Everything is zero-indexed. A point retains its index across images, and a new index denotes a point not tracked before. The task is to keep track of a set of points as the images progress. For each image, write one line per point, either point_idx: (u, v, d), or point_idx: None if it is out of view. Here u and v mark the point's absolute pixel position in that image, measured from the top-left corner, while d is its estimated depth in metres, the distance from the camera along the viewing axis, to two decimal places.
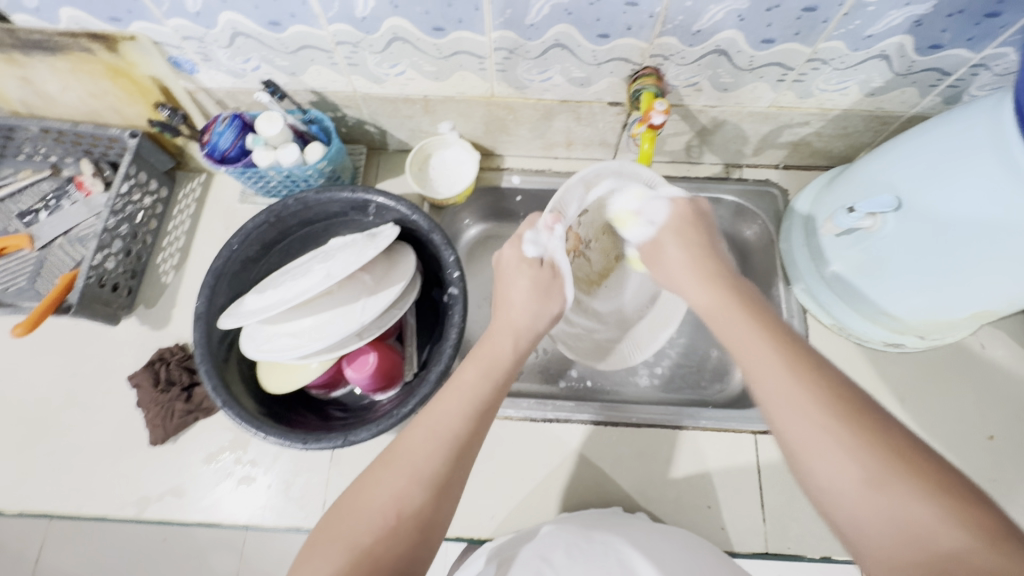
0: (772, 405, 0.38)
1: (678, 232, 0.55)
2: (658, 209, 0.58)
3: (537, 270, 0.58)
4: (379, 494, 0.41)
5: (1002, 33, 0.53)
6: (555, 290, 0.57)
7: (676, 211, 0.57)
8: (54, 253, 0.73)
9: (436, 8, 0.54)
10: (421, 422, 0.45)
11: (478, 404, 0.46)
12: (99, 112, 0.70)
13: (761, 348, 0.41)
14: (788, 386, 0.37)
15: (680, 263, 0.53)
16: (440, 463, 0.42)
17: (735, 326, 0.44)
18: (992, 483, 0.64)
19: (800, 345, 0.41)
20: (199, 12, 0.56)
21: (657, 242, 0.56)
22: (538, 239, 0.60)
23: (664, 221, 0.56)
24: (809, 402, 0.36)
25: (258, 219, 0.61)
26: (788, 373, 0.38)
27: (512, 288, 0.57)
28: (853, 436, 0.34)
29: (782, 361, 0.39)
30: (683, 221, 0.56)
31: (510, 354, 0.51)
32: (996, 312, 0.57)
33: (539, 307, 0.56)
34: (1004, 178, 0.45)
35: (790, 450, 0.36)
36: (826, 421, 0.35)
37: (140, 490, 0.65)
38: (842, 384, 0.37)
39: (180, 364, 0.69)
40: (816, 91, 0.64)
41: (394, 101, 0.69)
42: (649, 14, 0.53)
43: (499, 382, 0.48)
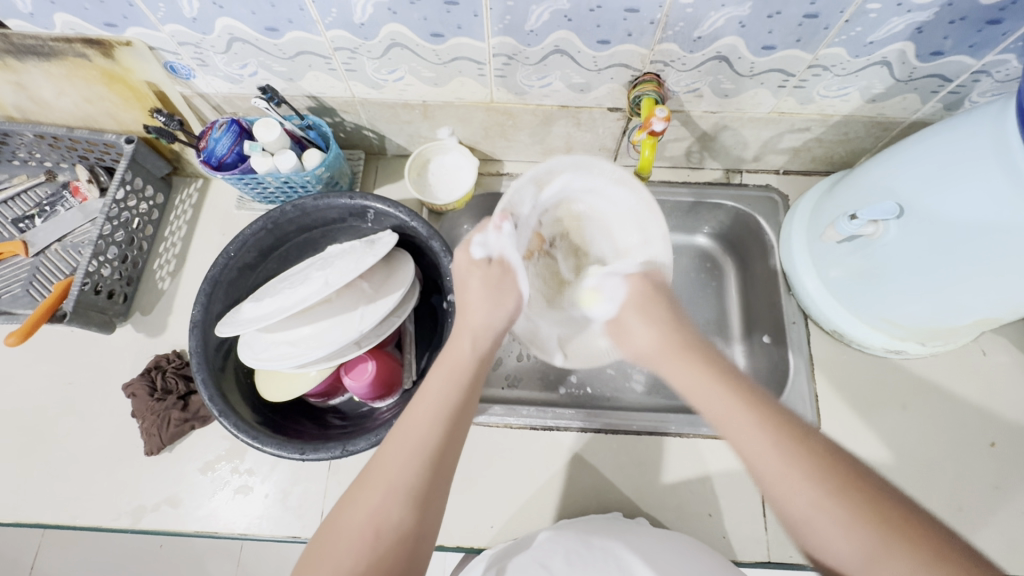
0: (768, 482, 0.38)
1: (640, 309, 0.53)
2: (618, 286, 0.57)
3: (485, 270, 0.55)
4: (358, 513, 0.40)
5: (1003, 41, 0.53)
6: (510, 286, 0.55)
7: (635, 288, 0.55)
8: (49, 259, 0.72)
9: (435, 14, 0.53)
10: (394, 436, 0.44)
11: (447, 410, 0.45)
12: (95, 118, 0.69)
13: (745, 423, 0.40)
14: (779, 467, 0.38)
15: (646, 331, 0.50)
16: (414, 475, 0.42)
17: (712, 398, 0.43)
18: (993, 490, 0.64)
19: (784, 415, 0.40)
20: (195, 18, 0.55)
21: (619, 320, 0.54)
22: (486, 241, 0.57)
23: (624, 299, 0.55)
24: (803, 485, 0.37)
25: (255, 226, 0.61)
26: (774, 450, 0.38)
27: (465, 291, 0.55)
28: (847, 515, 0.35)
29: (766, 434, 0.39)
30: (642, 294, 0.55)
31: (471, 354, 0.50)
32: (998, 318, 0.57)
33: (493, 305, 0.53)
34: (1006, 186, 0.45)
35: (794, 529, 0.37)
36: (819, 499, 0.36)
37: (136, 499, 0.65)
38: (830, 453, 0.38)
39: (177, 372, 0.68)
40: (816, 97, 0.63)
41: (393, 106, 0.69)
42: (649, 20, 0.53)
43: (465, 385, 0.47)
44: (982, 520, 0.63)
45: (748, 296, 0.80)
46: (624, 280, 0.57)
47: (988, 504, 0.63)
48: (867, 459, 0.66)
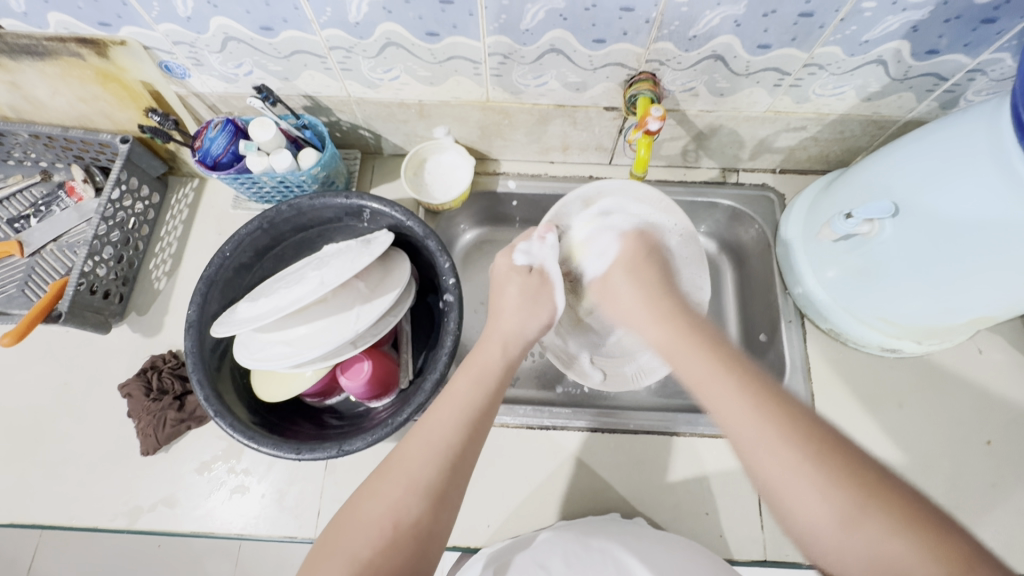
0: (745, 442, 0.40)
1: (629, 268, 0.62)
2: (609, 244, 0.66)
3: (526, 277, 0.61)
4: (377, 504, 0.41)
5: (998, 39, 0.53)
6: (546, 297, 0.60)
7: (628, 248, 0.65)
8: (44, 259, 0.72)
9: (429, 13, 0.53)
10: (418, 431, 0.45)
11: (472, 410, 0.46)
12: (90, 118, 0.69)
13: (743, 413, 0.41)
14: (757, 425, 0.40)
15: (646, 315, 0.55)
16: (433, 471, 0.42)
17: (695, 363, 0.46)
18: (989, 488, 0.64)
19: (766, 384, 0.42)
20: (189, 17, 0.55)
21: (607, 278, 0.63)
22: (530, 249, 0.63)
23: (616, 256, 0.64)
24: (802, 469, 0.36)
25: (251, 226, 0.61)
26: (754, 410, 0.40)
27: (503, 297, 0.59)
28: (824, 478, 0.36)
29: (747, 398, 0.41)
30: (633, 257, 0.64)
31: (500, 359, 0.52)
32: (993, 317, 0.57)
33: (529, 316, 0.58)
34: (1001, 184, 0.45)
35: (770, 493, 0.38)
36: (796, 461, 0.37)
37: (133, 500, 0.64)
38: (810, 420, 0.39)
39: (173, 372, 0.68)
40: (812, 96, 0.63)
41: (389, 105, 0.69)
42: (644, 19, 0.53)
43: (492, 390, 0.49)
44: (977, 519, 0.63)
45: (745, 295, 0.80)
46: (617, 242, 0.66)
47: (984, 502, 0.63)
48: None
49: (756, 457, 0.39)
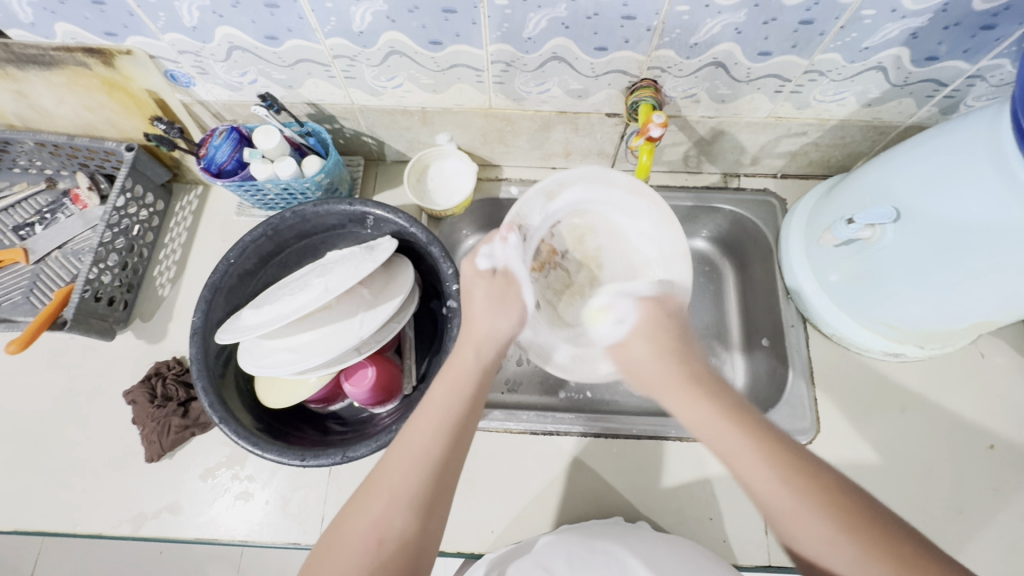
0: (774, 512, 0.39)
1: (648, 336, 0.53)
2: (628, 309, 0.58)
3: (490, 280, 0.56)
4: (361, 521, 0.40)
5: (997, 46, 0.53)
6: (513, 296, 0.56)
7: (646, 315, 0.56)
8: (49, 266, 0.73)
9: (433, 22, 0.54)
10: (398, 445, 0.44)
11: (451, 421, 0.46)
12: (95, 126, 0.69)
13: (750, 460, 0.40)
14: (790, 505, 0.38)
15: (651, 357, 0.51)
16: (418, 483, 0.42)
17: (716, 430, 0.42)
18: (993, 493, 0.64)
19: (794, 454, 0.40)
20: (195, 27, 0.55)
21: (625, 345, 0.54)
22: (493, 252, 0.58)
23: (634, 323, 0.55)
24: (812, 519, 0.37)
25: (255, 233, 0.61)
26: (784, 486, 0.38)
27: (470, 302, 0.56)
28: (859, 552, 0.35)
29: (775, 469, 0.39)
30: (651, 323, 0.54)
31: (474, 365, 0.51)
32: (994, 322, 0.57)
33: (497, 316, 0.54)
34: (1001, 191, 0.46)
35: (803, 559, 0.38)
36: (831, 535, 0.36)
37: (136, 507, 0.64)
38: (841, 490, 0.38)
39: (177, 379, 0.68)
40: (813, 102, 0.64)
41: (392, 113, 0.69)
42: (646, 27, 0.53)
43: (469, 396, 0.48)
44: (981, 523, 0.63)
45: (747, 299, 0.80)
46: (634, 308, 0.57)
47: (988, 507, 0.63)
48: (867, 462, 0.66)
49: (789, 530, 0.38)
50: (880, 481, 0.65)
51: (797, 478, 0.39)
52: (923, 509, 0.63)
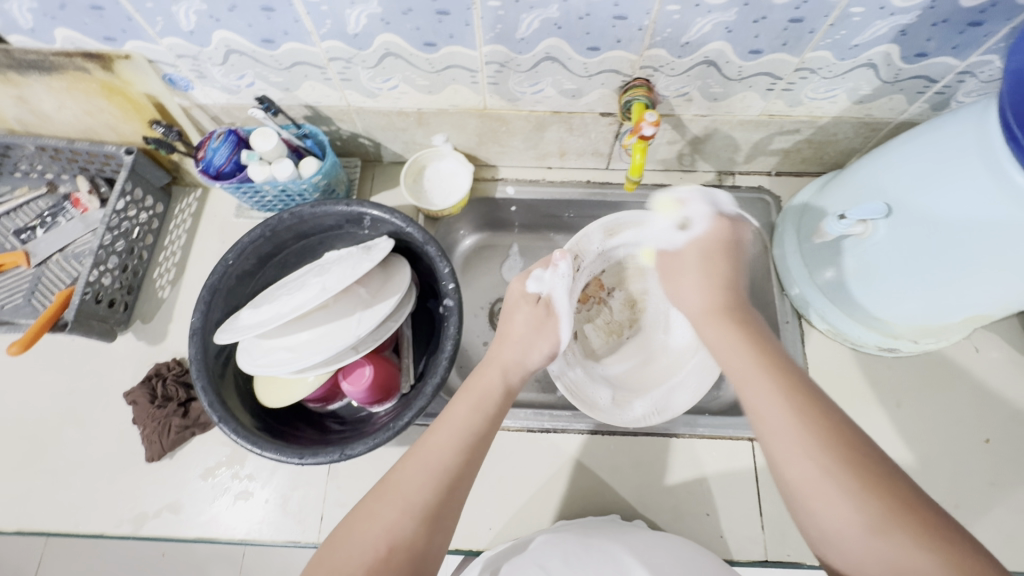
0: (770, 432, 0.40)
1: (705, 253, 0.57)
2: (703, 211, 0.63)
3: (534, 306, 0.60)
4: (373, 527, 0.41)
5: (986, 41, 0.54)
6: (550, 329, 0.60)
7: (720, 231, 0.59)
8: (50, 269, 0.73)
9: (427, 24, 0.54)
10: (414, 453, 0.45)
11: (469, 436, 0.46)
12: (95, 130, 0.70)
13: (765, 383, 0.42)
14: (791, 425, 0.39)
15: (694, 278, 0.56)
16: (430, 494, 0.42)
17: (741, 357, 0.45)
18: (988, 486, 0.64)
19: (808, 390, 0.41)
20: (192, 31, 0.56)
21: (679, 258, 0.59)
22: (542, 277, 0.63)
23: (700, 235, 0.59)
24: (811, 446, 0.38)
25: (253, 234, 0.62)
26: (791, 411, 0.39)
27: (511, 323, 0.60)
28: (855, 485, 0.35)
29: (787, 399, 0.40)
30: (714, 242, 0.58)
31: (499, 385, 0.52)
32: (989, 315, 0.57)
33: (532, 345, 0.58)
34: (991, 184, 0.46)
35: (791, 488, 0.38)
36: (826, 463, 0.37)
37: (138, 507, 0.65)
38: (846, 428, 0.38)
39: (177, 379, 0.68)
40: (805, 99, 0.64)
41: (388, 114, 0.70)
42: (637, 27, 0.54)
43: (491, 415, 0.49)
44: (977, 517, 0.63)
45: None
46: (710, 220, 0.61)
47: (983, 501, 0.63)
48: None
49: (783, 453, 0.39)
50: None
51: (807, 410, 0.40)
52: None
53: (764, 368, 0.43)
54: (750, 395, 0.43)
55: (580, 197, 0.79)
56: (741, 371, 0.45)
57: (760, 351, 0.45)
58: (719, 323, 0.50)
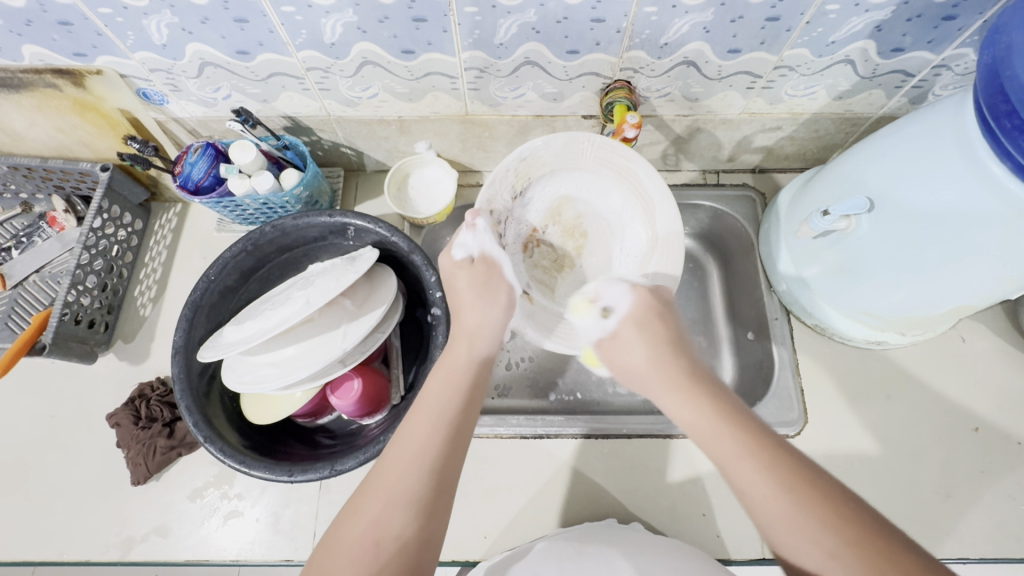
0: (766, 519, 0.37)
1: (640, 323, 0.49)
2: (619, 296, 0.53)
3: (471, 268, 0.57)
4: (359, 523, 0.40)
5: (960, 35, 0.54)
6: (497, 279, 0.57)
7: (641, 300, 0.51)
8: (27, 291, 0.72)
9: (404, 31, 0.54)
10: (394, 443, 0.44)
11: (447, 415, 0.45)
12: (69, 147, 0.68)
13: (750, 466, 0.38)
14: (793, 512, 0.36)
15: (640, 358, 0.47)
16: (416, 483, 0.41)
17: (720, 439, 0.40)
18: (980, 475, 0.64)
19: (795, 463, 0.38)
20: (165, 44, 0.55)
21: (615, 336, 0.50)
22: (466, 241, 0.59)
23: (625, 310, 0.51)
24: (814, 529, 0.35)
25: (234, 249, 0.61)
26: (787, 495, 0.37)
27: (456, 293, 0.56)
28: (865, 568, 0.33)
29: (777, 482, 0.37)
30: (642, 316, 0.50)
31: (469, 358, 0.50)
32: (972, 306, 0.58)
33: (483, 303, 0.54)
34: (968, 175, 0.47)
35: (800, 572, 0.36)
36: (833, 546, 0.35)
37: (125, 531, 0.64)
38: (844, 503, 0.36)
39: (161, 400, 0.67)
40: (785, 96, 0.65)
41: (369, 123, 0.69)
42: (616, 29, 0.53)
43: (465, 390, 0.47)
44: (968, 506, 0.63)
45: (731, 294, 0.80)
46: (627, 296, 0.53)
47: (975, 490, 0.64)
48: (856, 450, 0.67)
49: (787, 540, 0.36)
50: (870, 468, 0.66)
51: (801, 488, 0.37)
52: (911, 493, 0.64)
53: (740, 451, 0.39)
54: (737, 479, 0.39)
55: None
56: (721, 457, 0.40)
57: (739, 427, 0.40)
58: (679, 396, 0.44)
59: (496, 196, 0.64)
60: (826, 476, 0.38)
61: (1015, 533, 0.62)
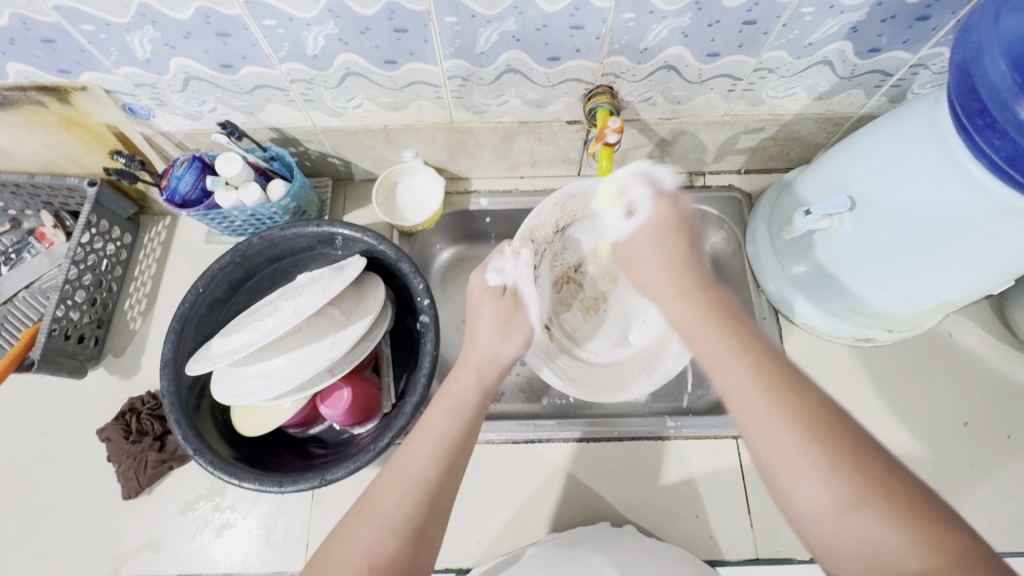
0: (742, 414, 0.37)
1: (655, 237, 0.51)
2: (641, 204, 0.54)
3: (500, 299, 0.56)
4: (354, 547, 0.40)
5: (935, 35, 0.55)
6: (520, 319, 0.56)
7: (658, 213, 0.52)
8: (16, 307, 0.72)
9: (386, 42, 0.54)
10: (392, 466, 0.44)
11: (447, 444, 0.45)
12: (56, 163, 0.69)
13: (735, 365, 0.39)
14: (766, 411, 0.36)
15: (659, 257, 0.49)
16: (411, 509, 0.41)
17: (706, 343, 0.42)
18: (969, 469, 0.65)
19: (781, 367, 0.38)
20: (149, 60, 0.56)
21: (630, 245, 0.52)
22: (503, 268, 0.59)
23: (643, 221, 0.52)
24: (785, 426, 0.35)
25: (222, 261, 0.61)
26: (763, 395, 0.37)
27: (477, 321, 0.55)
28: (829, 464, 0.33)
29: (757, 382, 0.38)
30: (663, 225, 0.51)
31: (475, 386, 0.49)
32: (956, 302, 0.58)
33: (505, 339, 0.54)
34: (946, 174, 0.47)
35: (767, 473, 0.36)
36: (802, 445, 0.34)
37: (117, 546, 0.63)
38: (820, 406, 0.36)
39: (152, 413, 0.67)
40: (766, 98, 0.65)
41: (355, 132, 0.70)
42: (595, 36, 0.54)
43: (468, 418, 0.47)
44: (959, 501, 0.64)
45: None
46: (649, 204, 0.54)
47: (965, 485, 0.64)
48: None
49: (758, 438, 0.36)
50: None
51: (779, 391, 0.37)
52: None
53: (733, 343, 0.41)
54: (721, 378, 0.40)
55: None
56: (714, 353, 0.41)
57: (729, 333, 0.41)
58: (683, 298, 0.46)
59: (540, 225, 0.67)
60: (813, 387, 0.37)
61: (1006, 526, 0.62)
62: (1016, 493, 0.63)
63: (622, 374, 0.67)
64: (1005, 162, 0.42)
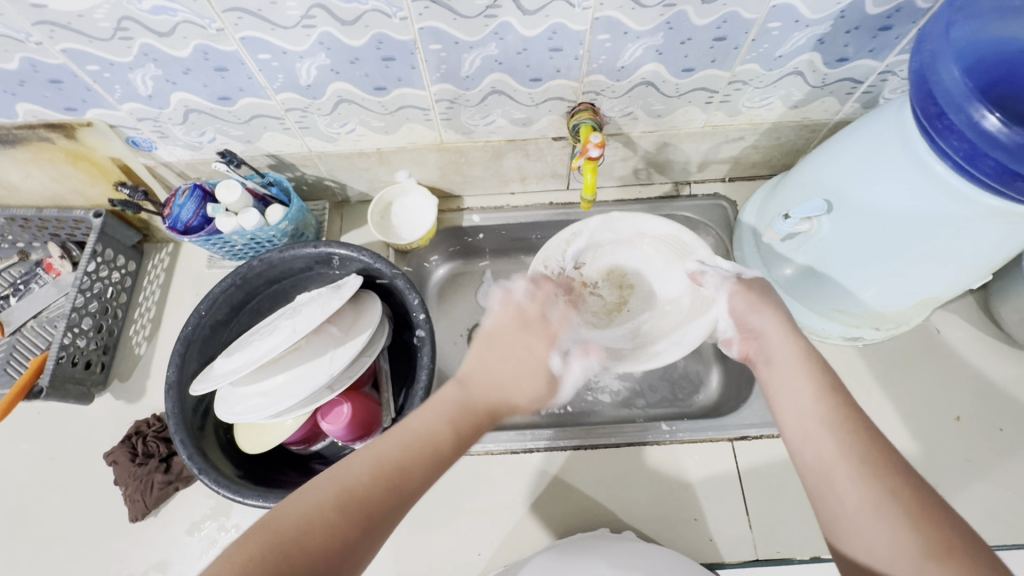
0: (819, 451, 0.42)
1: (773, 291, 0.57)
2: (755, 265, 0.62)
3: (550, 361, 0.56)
4: (314, 506, 0.38)
5: (899, 43, 0.57)
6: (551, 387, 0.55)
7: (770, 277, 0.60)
8: (25, 336, 0.73)
9: (375, 70, 0.57)
10: (378, 444, 0.43)
11: (434, 445, 0.45)
12: (63, 196, 0.71)
13: (823, 405, 0.44)
14: (852, 451, 0.41)
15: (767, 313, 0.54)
16: (381, 489, 0.40)
17: (802, 383, 0.46)
18: (965, 463, 0.65)
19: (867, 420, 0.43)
20: (150, 95, 0.58)
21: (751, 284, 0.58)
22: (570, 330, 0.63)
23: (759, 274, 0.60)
24: (876, 470, 0.39)
25: (224, 283, 0.63)
26: (852, 436, 0.41)
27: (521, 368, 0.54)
28: (914, 509, 0.37)
29: (846, 423, 0.42)
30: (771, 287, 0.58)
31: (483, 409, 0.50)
32: (938, 298, 0.60)
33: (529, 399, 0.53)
34: (915, 173, 0.49)
35: (844, 510, 0.39)
36: (890, 490, 0.38)
37: (123, 570, 0.64)
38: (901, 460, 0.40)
39: (157, 435, 0.68)
40: (743, 109, 0.68)
41: (349, 156, 0.72)
42: (573, 56, 0.57)
43: (462, 427, 0.47)
44: (954, 495, 0.64)
45: None
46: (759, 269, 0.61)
47: (961, 480, 0.65)
48: None
49: (838, 477, 0.40)
50: None
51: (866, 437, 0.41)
52: None
53: (825, 390, 0.45)
54: (805, 418, 0.44)
55: (544, 219, 0.81)
56: (798, 397, 0.46)
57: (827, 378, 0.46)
58: (791, 343, 0.50)
59: (550, 258, 0.71)
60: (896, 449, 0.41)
61: (1004, 520, 0.62)
62: (1013, 486, 0.63)
63: (653, 351, 0.68)
64: (963, 160, 0.44)
